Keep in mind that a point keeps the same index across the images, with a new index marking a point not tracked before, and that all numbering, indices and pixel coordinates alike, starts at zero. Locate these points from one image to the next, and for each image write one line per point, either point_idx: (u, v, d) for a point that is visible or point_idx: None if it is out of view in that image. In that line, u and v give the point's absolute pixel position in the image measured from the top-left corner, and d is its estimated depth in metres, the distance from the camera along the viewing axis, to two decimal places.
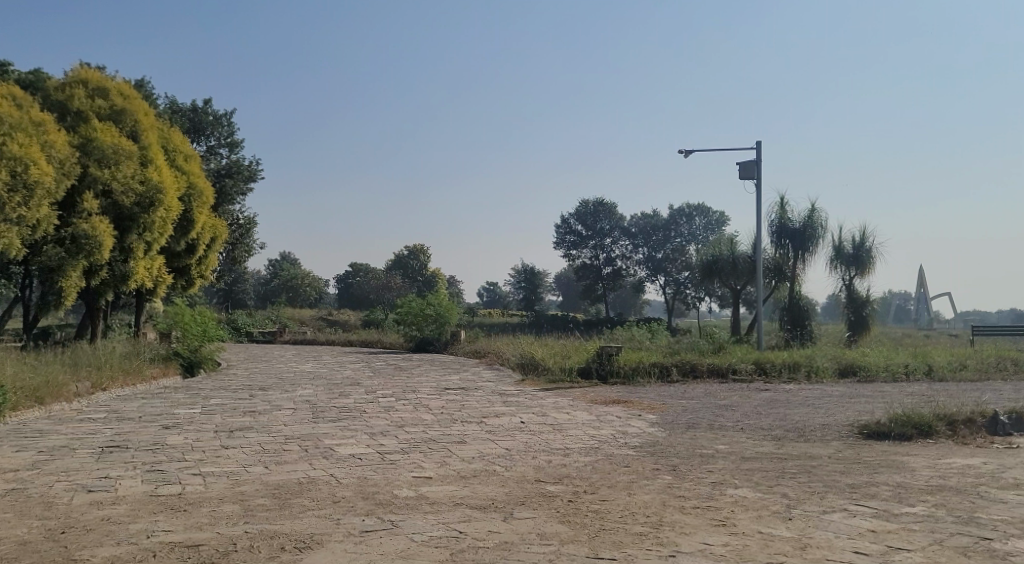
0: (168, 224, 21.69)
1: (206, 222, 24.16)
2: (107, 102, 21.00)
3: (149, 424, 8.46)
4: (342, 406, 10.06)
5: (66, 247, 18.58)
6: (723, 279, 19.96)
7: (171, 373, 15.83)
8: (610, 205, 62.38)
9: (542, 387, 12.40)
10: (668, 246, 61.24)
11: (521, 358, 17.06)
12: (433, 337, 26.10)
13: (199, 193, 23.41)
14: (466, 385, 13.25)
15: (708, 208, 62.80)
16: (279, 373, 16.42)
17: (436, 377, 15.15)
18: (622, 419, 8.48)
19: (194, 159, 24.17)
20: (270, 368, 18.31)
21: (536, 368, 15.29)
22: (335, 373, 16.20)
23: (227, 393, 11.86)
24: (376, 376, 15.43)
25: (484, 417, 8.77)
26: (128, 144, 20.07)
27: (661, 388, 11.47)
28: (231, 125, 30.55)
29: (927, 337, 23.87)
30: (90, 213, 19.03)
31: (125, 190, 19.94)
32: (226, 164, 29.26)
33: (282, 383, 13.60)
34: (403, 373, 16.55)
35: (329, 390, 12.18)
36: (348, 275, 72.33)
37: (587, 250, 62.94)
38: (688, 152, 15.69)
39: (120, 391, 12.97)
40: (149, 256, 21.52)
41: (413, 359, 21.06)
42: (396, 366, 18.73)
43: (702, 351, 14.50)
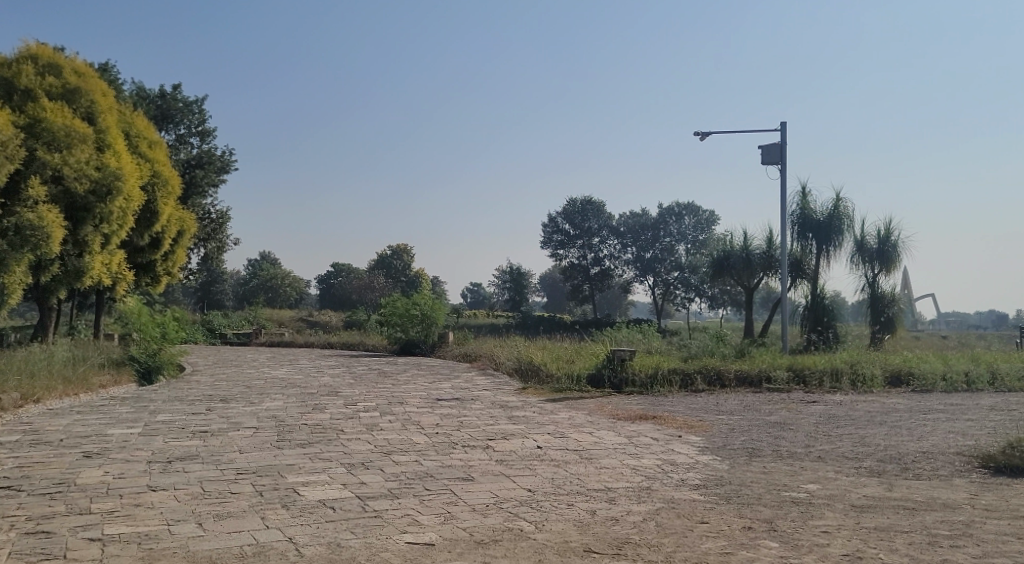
0: (128, 215, 19.95)
1: (172, 214, 22.33)
2: (59, 81, 19.33)
3: (68, 452, 6.74)
4: (315, 423, 8.38)
5: (9, 239, 16.58)
6: (735, 277, 18.40)
7: (124, 382, 14.05)
8: (597, 204, 60.94)
9: (549, 398, 10.78)
10: (657, 246, 59.69)
11: (518, 363, 15.42)
12: (420, 340, 24.53)
13: (165, 182, 21.66)
14: (459, 395, 11.59)
15: (698, 207, 61.11)
16: (247, 380, 14.71)
17: (424, 385, 13.48)
18: (662, 442, 6.84)
19: (160, 146, 22.44)
20: (238, 374, 16.56)
21: (536, 376, 13.67)
22: (311, 380, 14.47)
23: (181, 407, 10.15)
24: (355, 384, 13.71)
25: (490, 440, 7.10)
26: (81, 126, 18.44)
27: (690, 400, 9.87)
28: (202, 113, 28.72)
29: (946, 341, 22.36)
30: (36, 201, 17.29)
31: (78, 176, 18.18)
32: (196, 154, 27.43)
33: (248, 393, 11.91)
34: (387, 379, 14.85)
35: (300, 401, 10.47)
36: (330, 275, 70.60)
37: (575, 250, 61.45)
38: (706, 135, 14.05)
39: (57, 404, 11.22)
40: (107, 251, 19.72)
41: (397, 364, 19.34)
42: (379, 372, 16.97)
43: (725, 355, 12.91)
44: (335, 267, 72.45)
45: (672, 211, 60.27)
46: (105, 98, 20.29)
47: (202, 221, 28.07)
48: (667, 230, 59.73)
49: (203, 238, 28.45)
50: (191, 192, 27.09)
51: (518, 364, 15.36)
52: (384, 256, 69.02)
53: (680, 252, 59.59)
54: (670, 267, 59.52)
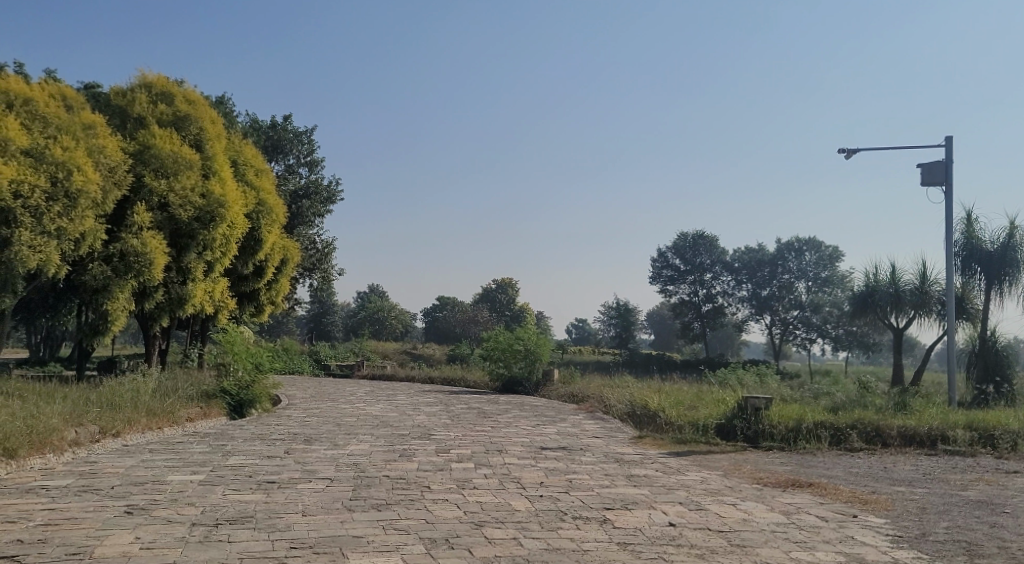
0: (233, 243, 19.55)
1: (276, 242, 22.01)
2: (171, 108, 19.10)
3: (110, 505, 5.76)
4: (401, 475, 7.19)
5: (114, 265, 16.56)
6: (880, 314, 16.40)
7: (213, 415, 13.34)
8: (710, 239, 58.61)
9: (674, 453, 9.30)
10: (775, 282, 56.73)
11: (634, 406, 13.91)
12: (523, 377, 23.36)
13: (270, 210, 21.31)
14: (566, 444, 10.21)
15: (820, 242, 57.00)
16: (339, 417, 13.78)
17: (527, 429, 12.18)
18: (833, 524, 5.32)
19: (267, 175, 22.24)
20: (333, 409, 15.68)
21: (653, 424, 12.16)
22: (405, 419, 13.37)
23: (259, 448, 9.16)
24: (453, 426, 12.52)
25: (608, 510, 5.71)
26: (189, 153, 18.02)
27: (848, 463, 8.21)
28: (311, 142, 28.58)
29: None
30: (141, 227, 16.91)
31: (184, 202, 17.78)
32: (303, 184, 27.28)
33: (335, 433, 10.89)
34: (487, 421, 13.61)
35: (388, 446, 9.34)
36: (435, 309, 70.63)
37: (686, 286, 59.43)
38: (853, 152, 12.30)
39: (135, 439, 10.47)
40: (210, 278, 19.39)
41: (500, 402, 18.13)
42: (478, 412, 15.75)
43: (879, 406, 11.08)
44: (441, 300, 72.41)
45: (791, 246, 57.12)
46: (214, 125, 19.92)
47: (307, 252, 27.85)
48: (785, 266, 56.69)
49: (308, 268, 28.20)
50: (297, 221, 26.91)
51: (632, 408, 13.89)
52: (489, 290, 68.45)
53: (799, 289, 56.41)
54: (789, 306, 56.44)
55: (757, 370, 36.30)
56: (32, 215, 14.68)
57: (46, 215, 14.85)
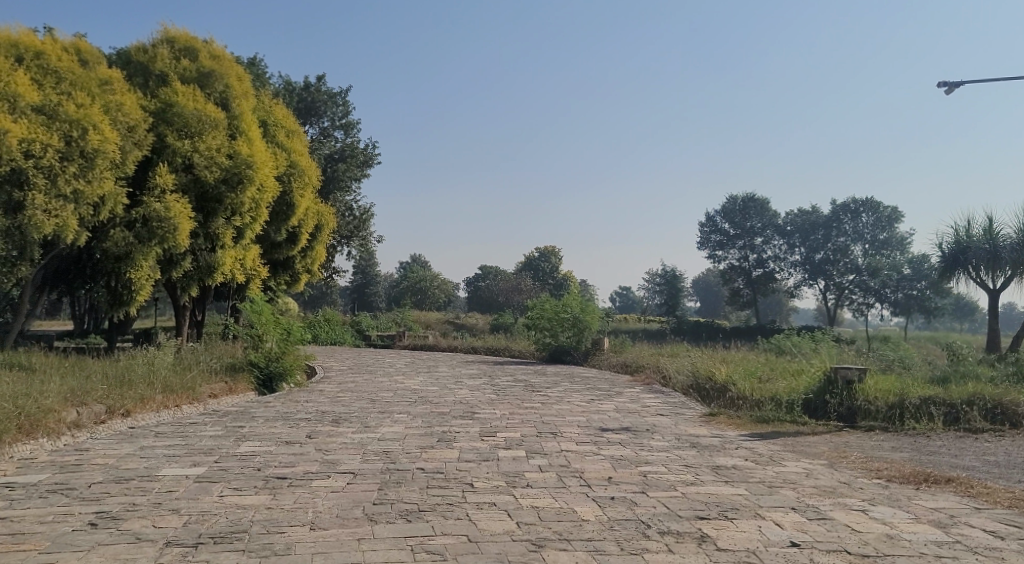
0: (263, 207, 18.45)
1: (309, 207, 20.92)
2: (195, 65, 17.98)
3: (76, 514, 4.65)
4: (438, 469, 5.99)
5: (137, 231, 15.50)
6: (971, 274, 14.86)
7: (238, 391, 12.30)
8: (760, 201, 56.87)
9: (758, 435, 8.00)
10: (829, 246, 54.69)
11: (699, 378, 12.57)
12: (571, 347, 22.10)
13: (302, 172, 20.23)
14: (628, 423, 8.94)
15: (878, 202, 54.67)
16: (374, 392, 12.66)
17: (582, 405, 10.93)
18: (1014, 545, 3.98)
19: (299, 136, 21.16)
20: (369, 383, 14.59)
21: (723, 399, 10.82)
22: (446, 394, 12.20)
23: (279, 431, 8.04)
24: (498, 401, 11.32)
25: (704, 522, 4.44)
26: (214, 112, 16.89)
27: (978, 448, 6.85)
28: (346, 104, 27.36)
29: None
30: (164, 190, 15.78)
31: (211, 163, 16.65)
32: (338, 147, 26.14)
33: (368, 412, 9.74)
34: (536, 395, 12.38)
35: (425, 429, 8.15)
36: (478, 278, 69.60)
37: (735, 252, 57.57)
38: (955, 85, 10.70)
39: (146, 419, 9.41)
40: (240, 245, 18.33)
41: (548, 374, 16.89)
42: (526, 385, 14.53)
43: (992, 377, 9.63)
44: (483, 270, 71.31)
45: (847, 206, 55.06)
46: (240, 83, 18.77)
47: (345, 218, 26.81)
48: (841, 229, 54.72)
49: (346, 235, 27.14)
50: (333, 185, 25.85)
51: (696, 381, 12.58)
52: (532, 258, 67.18)
53: (855, 252, 54.27)
54: (843, 270, 54.23)
55: (814, 337, 34.61)
56: (45, 176, 13.71)
57: (60, 176, 13.86)
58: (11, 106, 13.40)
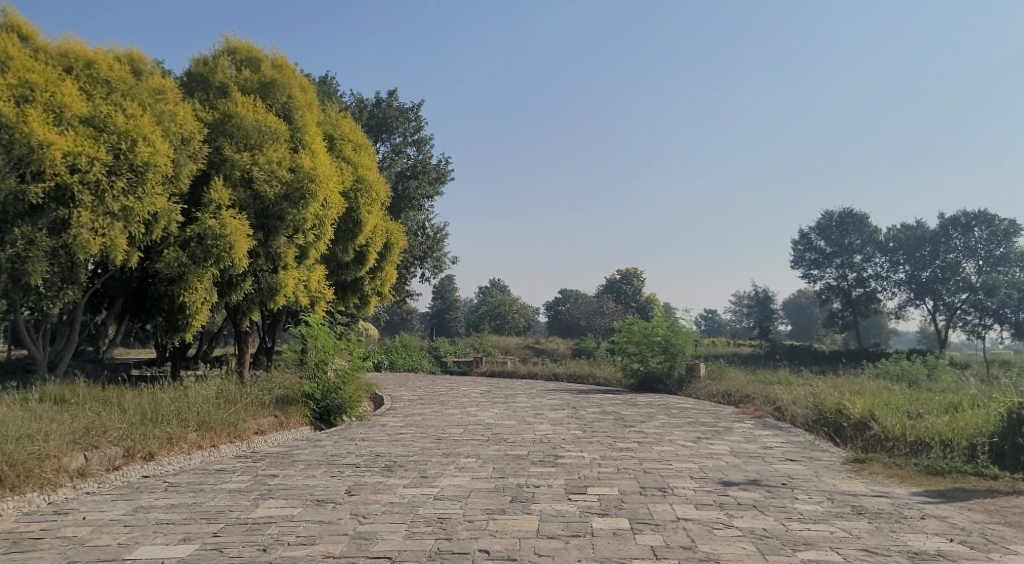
0: (327, 224, 17.18)
1: (377, 224, 19.70)
2: (256, 74, 16.69)
3: None
4: (514, 554, 4.34)
5: (191, 251, 14.15)
6: None
7: (290, 426, 10.85)
8: (859, 217, 55.54)
9: (940, 495, 6.15)
10: (937, 263, 51.32)
11: (837, 418, 10.57)
12: (662, 374, 20.15)
13: (369, 188, 19.04)
14: (751, 474, 7.11)
15: (994, 216, 50.37)
16: (442, 428, 11.09)
17: (688, 446, 9.14)
18: None
19: (366, 150, 19.98)
20: (438, 415, 13.05)
21: (872, 441, 8.84)
22: (523, 431, 10.54)
23: (316, 483, 6.50)
24: (586, 440, 9.60)
25: None
26: (275, 122, 15.63)
27: None
28: (419, 119, 26.19)
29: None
30: (220, 206, 14.51)
31: (272, 176, 15.38)
32: (410, 164, 25.00)
33: (430, 456, 8.14)
34: (629, 431, 10.60)
35: (497, 483, 6.52)
36: (558, 302, 67.96)
37: (833, 269, 55.96)
38: None
39: (171, 462, 7.97)
40: (304, 266, 17.04)
41: (639, 405, 15.05)
42: (616, 418, 12.75)
43: None
44: (564, 294, 69.59)
45: (956, 221, 51.35)
46: (304, 93, 17.44)
47: (417, 238, 25.56)
48: (949, 244, 51.25)
49: (419, 256, 25.89)
50: (404, 203, 24.66)
51: (834, 420, 10.58)
52: (614, 280, 65.09)
53: (967, 269, 50.62)
54: (955, 289, 51.01)
55: (927, 361, 31.87)
56: (92, 192, 12.48)
57: (108, 192, 12.60)
58: (55, 118, 12.25)
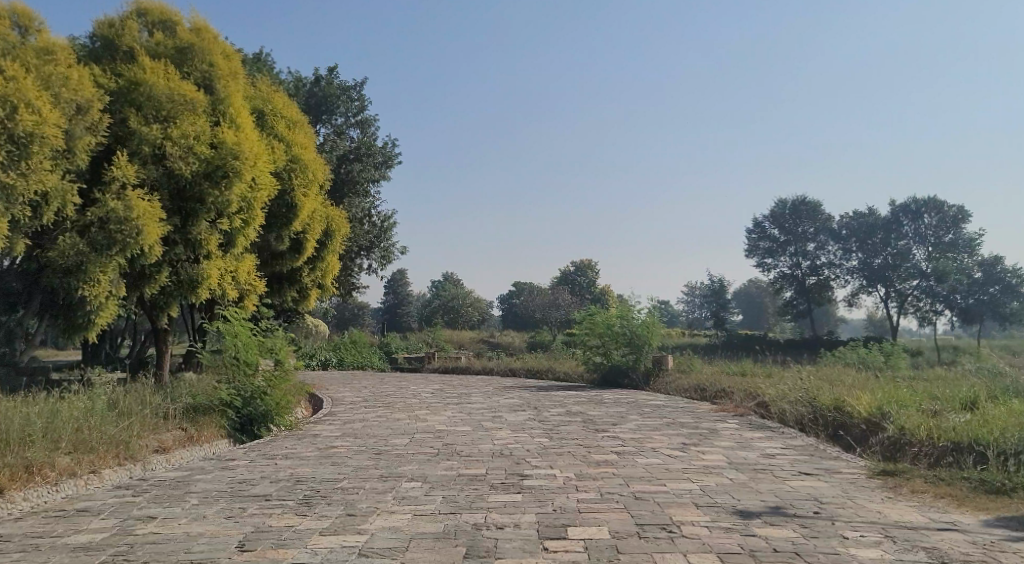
0: (257, 208, 15.33)
1: (315, 209, 17.90)
2: (171, 39, 14.75)
3: None
4: None
5: (91, 237, 12.19)
6: None
7: (203, 439, 9.08)
8: (813, 204, 55.14)
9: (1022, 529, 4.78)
10: (888, 250, 51.03)
11: (843, 417, 9.20)
12: (627, 367, 18.69)
13: (304, 169, 17.25)
14: (769, 498, 5.65)
15: (943, 202, 50.30)
16: (385, 439, 9.46)
17: (678, 457, 7.68)
18: None
19: (301, 128, 18.16)
20: (381, 422, 11.41)
21: (894, 447, 7.50)
22: (481, 442, 8.96)
23: (202, 532, 4.88)
24: (555, 451, 8.06)
25: None
26: (191, 91, 13.75)
27: None
28: (362, 98, 24.39)
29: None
30: (126, 186, 12.62)
31: (188, 151, 13.52)
32: (353, 146, 23.22)
33: (363, 482, 6.53)
34: (602, 438, 9.08)
35: (448, 524, 4.95)
36: (513, 295, 66.58)
37: (787, 257, 55.74)
38: None
39: (26, 494, 6.40)
40: (230, 255, 15.19)
41: (608, 404, 13.58)
42: (583, 420, 11.25)
43: None
44: (517, 287, 68.24)
45: (907, 208, 51.16)
46: (228, 61, 15.50)
47: (363, 226, 23.77)
48: (899, 232, 51.05)
49: (366, 246, 24.17)
50: (347, 188, 22.89)
51: (839, 421, 9.19)
52: (568, 272, 63.88)
53: (917, 256, 50.42)
54: (906, 276, 50.80)
55: (889, 349, 31.10)
56: None
57: None
58: None
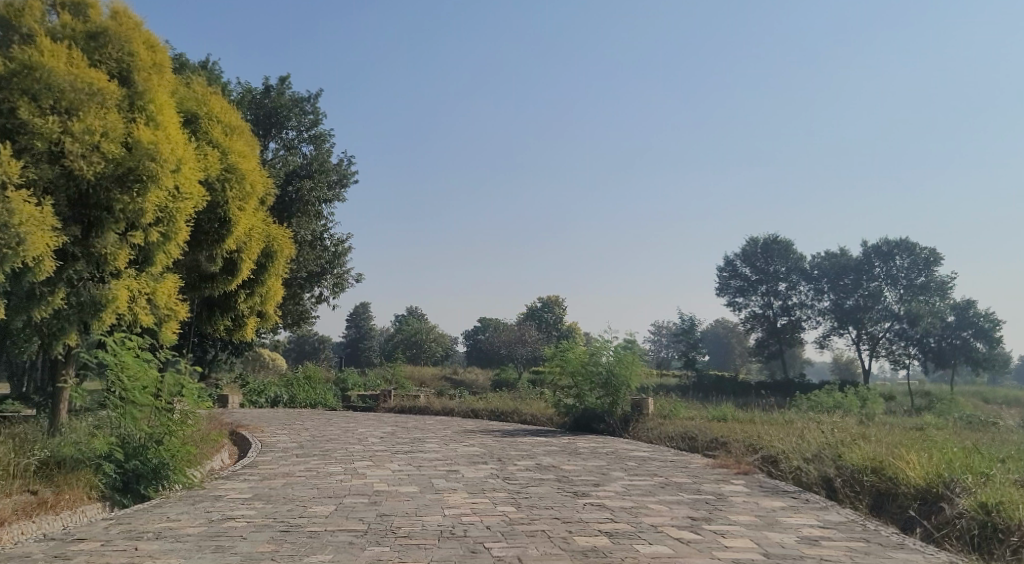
0: (181, 221, 13.20)
1: (255, 227, 15.78)
2: (82, 22, 12.61)
3: None
4: None
5: None
6: None
7: (60, 507, 6.89)
8: (784, 244, 53.95)
9: None
10: (861, 291, 49.99)
11: (891, 486, 7.28)
12: (603, 412, 16.71)
13: (242, 180, 15.15)
14: None
15: (915, 244, 49.36)
16: (303, 506, 7.35)
17: (693, 545, 5.70)
18: None
19: (241, 135, 16.06)
20: (308, 479, 9.27)
21: (989, 541, 5.71)
22: (429, 512, 6.90)
23: None
24: (524, 531, 6.03)
25: None
26: (101, 80, 11.62)
27: None
28: (316, 110, 22.41)
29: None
30: (8, 188, 10.42)
31: (92, 150, 11.40)
32: (304, 162, 21.22)
33: None
34: (584, 508, 7.07)
35: None
36: (478, 331, 64.46)
37: (758, 297, 54.49)
38: None
39: None
40: (146, 274, 13.04)
41: (583, 455, 11.54)
42: (558, 479, 9.23)
43: None
44: (483, 322, 66.20)
45: (879, 249, 50.14)
46: (153, 52, 13.39)
47: (314, 251, 21.70)
48: (871, 273, 50.05)
49: (317, 271, 22.09)
50: (296, 208, 20.81)
51: (884, 489, 7.30)
52: (535, 308, 62.04)
53: (889, 299, 49.34)
54: (878, 319, 49.67)
55: (863, 395, 29.41)
56: None
57: None
58: None
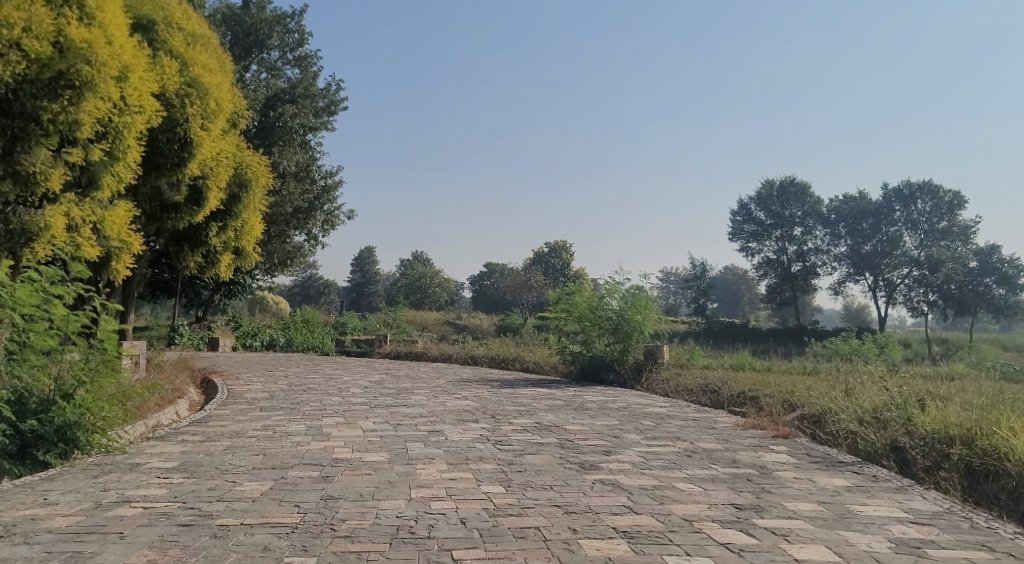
0: (129, 138, 11.40)
1: (223, 151, 13.99)
2: None
3: None
4: None
5: None
6: None
7: None
8: (801, 186, 51.67)
9: None
10: (879, 236, 47.95)
11: (999, 467, 5.59)
12: (612, 360, 15.04)
13: (206, 97, 13.31)
14: None
15: (937, 187, 46.89)
16: (230, 482, 5.71)
17: (748, 556, 4.05)
18: None
19: (207, 47, 14.15)
20: (257, 441, 7.63)
21: None
22: (389, 495, 5.25)
23: None
24: (512, 530, 4.39)
25: None
26: None
27: None
28: (300, 28, 20.42)
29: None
30: None
31: (10, 46, 9.47)
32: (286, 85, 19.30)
33: None
34: (594, 490, 5.40)
35: None
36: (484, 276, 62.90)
37: (772, 242, 52.61)
38: None
39: None
40: (90, 198, 11.31)
41: (592, 412, 9.87)
42: (561, 443, 7.56)
43: None
44: (489, 266, 64.65)
45: (898, 193, 47.61)
46: None
47: (299, 183, 19.91)
48: (891, 218, 47.60)
49: (304, 206, 20.32)
50: (279, 135, 18.79)
51: (990, 470, 5.64)
52: (542, 252, 60.34)
53: (908, 244, 47.33)
54: (896, 265, 47.79)
55: (884, 341, 27.72)
56: None
57: None
58: None
